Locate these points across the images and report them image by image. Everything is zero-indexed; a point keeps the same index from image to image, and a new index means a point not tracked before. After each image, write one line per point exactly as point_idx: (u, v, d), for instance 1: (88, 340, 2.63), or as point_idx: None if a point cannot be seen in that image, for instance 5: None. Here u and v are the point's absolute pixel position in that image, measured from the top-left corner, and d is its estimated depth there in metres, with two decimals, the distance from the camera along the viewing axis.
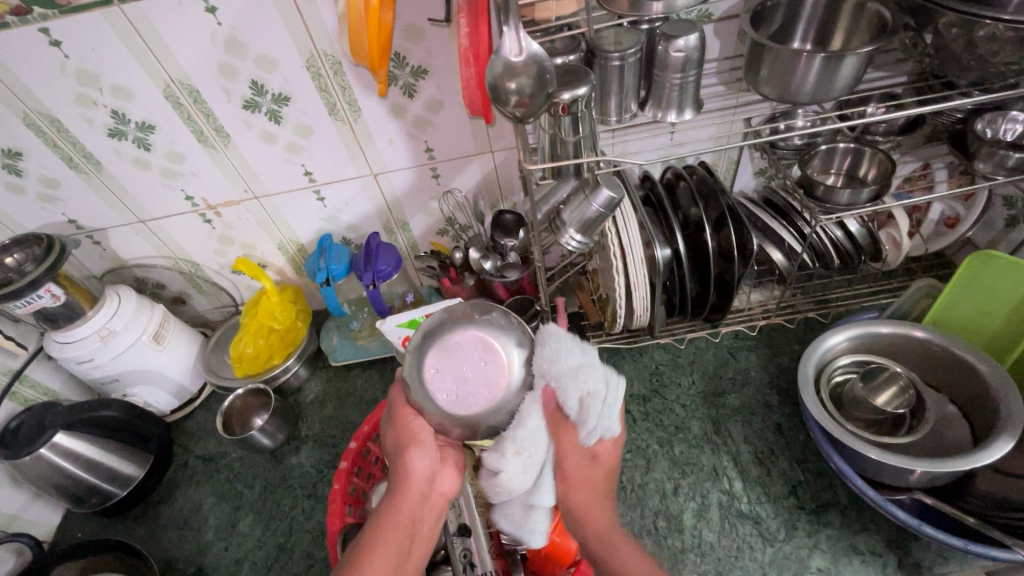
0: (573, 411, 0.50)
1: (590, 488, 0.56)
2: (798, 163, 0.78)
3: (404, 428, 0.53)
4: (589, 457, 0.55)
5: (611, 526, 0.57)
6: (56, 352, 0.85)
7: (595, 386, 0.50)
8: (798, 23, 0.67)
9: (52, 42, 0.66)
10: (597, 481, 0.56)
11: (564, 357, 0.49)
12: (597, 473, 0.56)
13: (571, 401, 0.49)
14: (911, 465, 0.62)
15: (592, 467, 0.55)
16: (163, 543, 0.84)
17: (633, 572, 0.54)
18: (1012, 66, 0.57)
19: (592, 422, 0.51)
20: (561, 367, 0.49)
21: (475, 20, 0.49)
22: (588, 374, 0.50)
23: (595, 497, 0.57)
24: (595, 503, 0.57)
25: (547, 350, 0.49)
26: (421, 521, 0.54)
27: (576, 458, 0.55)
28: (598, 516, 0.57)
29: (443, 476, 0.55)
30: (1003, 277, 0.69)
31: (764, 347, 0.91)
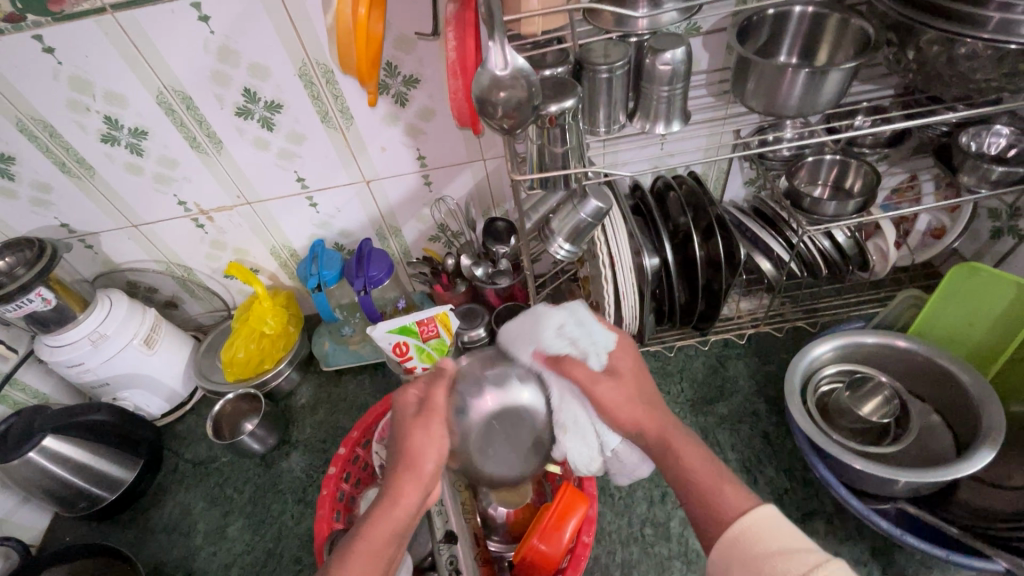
0: (564, 350, 0.55)
1: (632, 402, 0.54)
2: (786, 175, 0.79)
3: (427, 439, 0.52)
4: (613, 377, 0.55)
5: (669, 428, 0.53)
6: (47, 356, 0.85)
7: (560, 318, 0.56)
8: (784, 38, 0.68)
9: (45, 49, 0.66)
10: (635, 393, 0.55)
11: (531, 321, 0.56)
12: (630, 387, 0.55)
13: (550, 336, 0.55)
14: (894, 475, 0.63)
15: (621, 383, 0.55)
16: (151, 547, 0.84)
17: (701, 470, 0.50)
18: (991, 82, 0.58)
19: (587, 346, 0.55)
20: (529, 328, 0.57)
21: (463, 34, 0.50)
22: (555, 317, 0.56)
23: (641, 408, 0.54)
24: (641, 412, 0.54)
25: (513, 334, 0.59)
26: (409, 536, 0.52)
27: (601, 383, 0.54)
28: (650, 423, 0.54)
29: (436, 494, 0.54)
30: (984, 289, 0.70)
31: (752, 355, 0.91)
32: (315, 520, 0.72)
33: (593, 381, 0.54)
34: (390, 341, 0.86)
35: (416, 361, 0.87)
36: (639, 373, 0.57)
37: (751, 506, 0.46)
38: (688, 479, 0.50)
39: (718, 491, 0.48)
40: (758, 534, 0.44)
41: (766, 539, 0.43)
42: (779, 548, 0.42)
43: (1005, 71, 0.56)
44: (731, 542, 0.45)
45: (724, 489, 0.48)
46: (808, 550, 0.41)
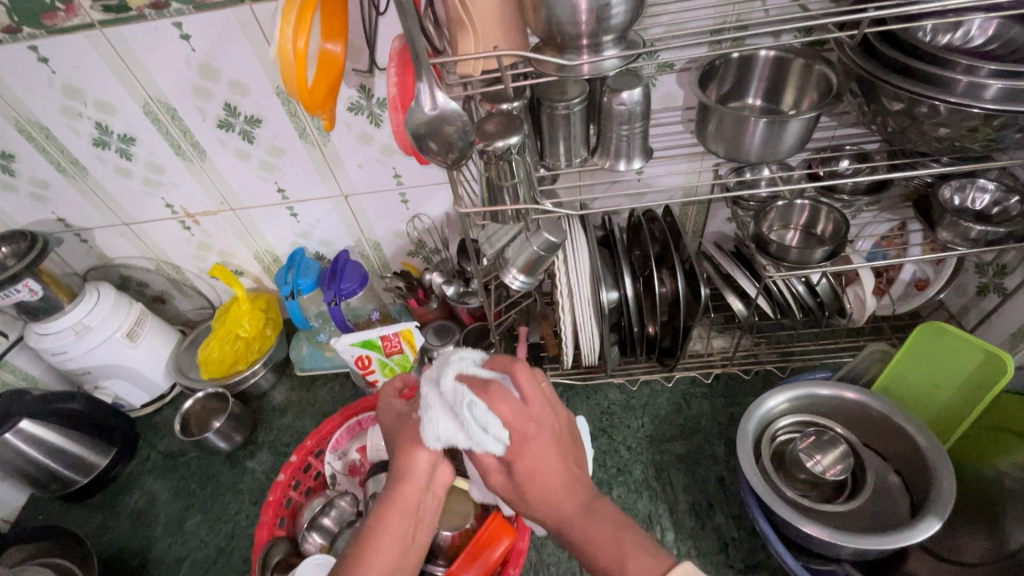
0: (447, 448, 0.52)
1: (527, 496, 0.50)
2: (755, 219, 0.77)
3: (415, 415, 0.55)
4: (506, 471, 0.50)
5: (570, 517, 0.49)
6: (35, 342, 0.89)
7: (439, 426, 0.51)
8: (751, 80, 0.67)
9: (40, 59, 0.71)
10: (536, 487, 0.49)
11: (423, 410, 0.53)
12: (529, 484, 0.49)
13: (430, 443, 0.52)
14: (836, 539, 0.60)
15: (518, 477, 0.49)
16: (114, 534, 0.87)
17: (605, 544, 0.47)
18: (956, 141, 0.56)
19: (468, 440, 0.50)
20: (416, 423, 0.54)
21: (403, 73, 0.56)
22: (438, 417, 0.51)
23: (543, 500, 0.49)
24: (544, 506, 0.49)
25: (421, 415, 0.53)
26: (422, 512, 0.52)
27: (497, 473, 0.51)
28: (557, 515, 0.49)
29: (442, 468, 0.53)
30: (951, 350, 0.68)
31: (718, 396, 0.89)
32: (257, 524, 0.74)
33: (488, 471, 0.51)
34: (352, 354, 0.88)
35: (378, 373, 0.91)
36: (547, 458, 0.50)
37: (656, 570, 0.45)
38: (595, 558, 0.48)
39: (624, 569, 0.46)
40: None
41: None
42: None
43: (968, 130, 0.54)
44: None
45: (629, 564, 0.46)
46: None
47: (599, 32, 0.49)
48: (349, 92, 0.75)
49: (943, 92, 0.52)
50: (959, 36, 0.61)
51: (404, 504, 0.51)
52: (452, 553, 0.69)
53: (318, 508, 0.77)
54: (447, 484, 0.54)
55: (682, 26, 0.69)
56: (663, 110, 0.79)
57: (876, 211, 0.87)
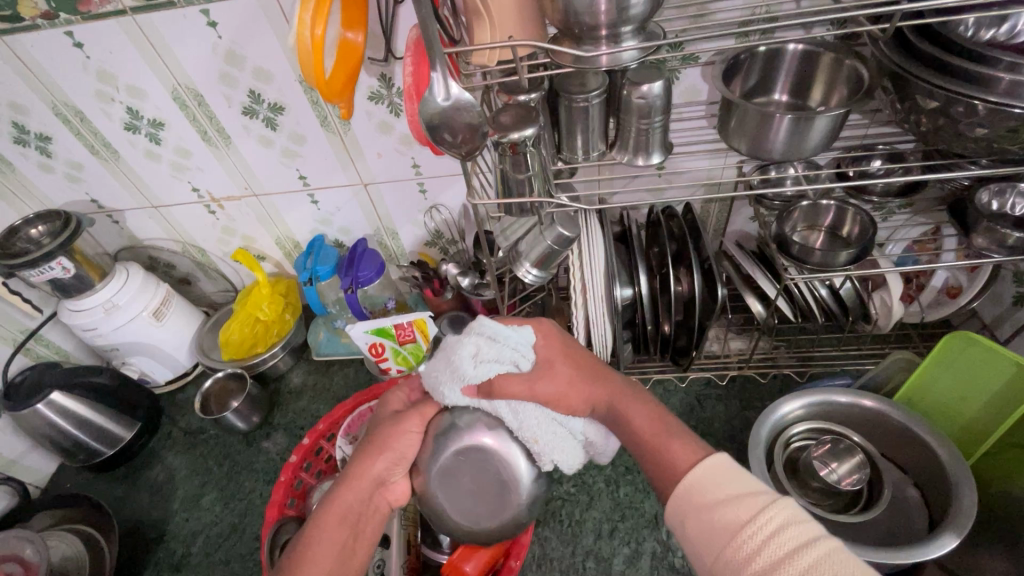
0: (490, 374, 0.55)
1: (570, 383, 0.57)
2: (778, 218, 0.74)
3: (403, 432, 0.57)
4: (545, 370, 0.57)
5: (615, 394, 0.57)
6: (67, 318, 0.93)
7: (469, 345, 0.55)
8: (777, 74, 0.66)
9: (75, 44, 0.73)
10: (571, 378, 0.57)
11: (440, 374, 0.57)
12: (566, 370, 0.58)
13: (470, 368, 0.55)
14: (848, 551, 0.58)
15: (553, 371, 0.57)
16: (135, 505, 0.91)
17: (648, 430, 0.53)
18: (995, 143, 0.53)
19: (505, 352, 0.56)
20: (444, 366, 0.56)
21: (418, 64, 0.59)
22: (463, 343, 0.56)
23: (587, 389, 0.57)
24: (592, 390, 0.57)
25: (433, 376, 0.58)
26: (364, 525, 0.54)
27: (538, 382, 0.56)
28: (599, 395, 0.58)
29: (396, 486, 0.57)
30: (981, 362, 0.65)
31: (733, 399, 0.88)
32: (268, 503, 0.77)
33: (539, 382, 0.56)
34: (366, 341, 0.90)
35: (391, 361, 0.93)
36: (571, 354, 0.59)
37: (694, 455, 0.48)
38: (640, 438, 0.54)
39: (666, 446, 0.50)
40: (706, 484, 0.45)
41: (716, 489, 0.44)
42: (726, 496, 0.43)
43: (1007, 131, 0.51)
44: (684, 495, 0.46)
45: (671, 445, 0.50)
46: (755, 494, 0.42)
47: (618, 23, 0.48)
48: (370, 80, 0.75)
49: (983, 91, 0.50)
50: (1003, 31, 0.58)
51: (345, 511, 0.53)
52: (458, 544, 0.72)
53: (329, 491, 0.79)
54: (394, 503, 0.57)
55: (708, 18, 0.67)
56: (687, 104, 0.77)
57: (909, 214, 0.84)
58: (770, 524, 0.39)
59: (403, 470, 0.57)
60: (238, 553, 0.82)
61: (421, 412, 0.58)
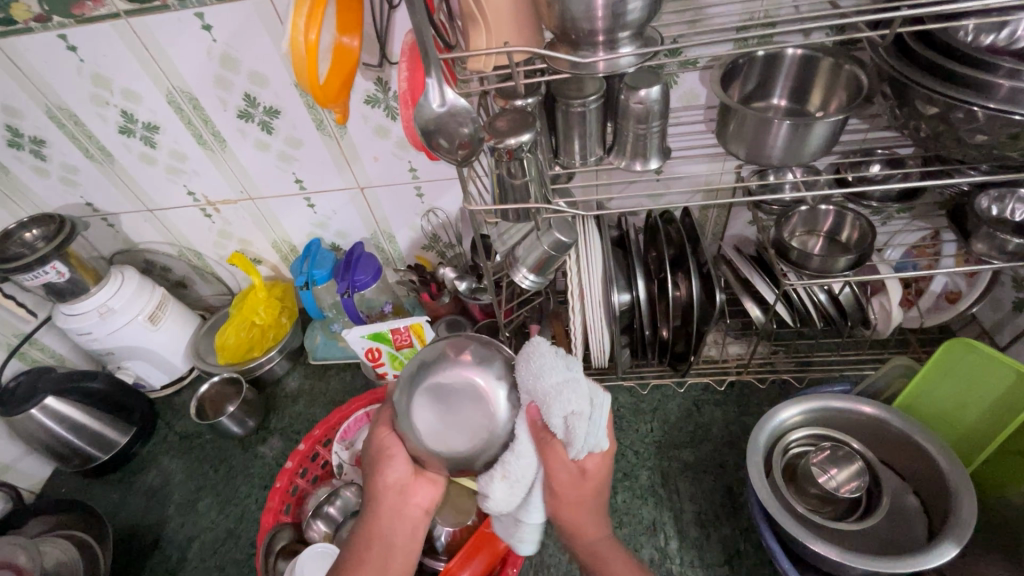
0: (558, 432, 0.47)
1: (581, 501, 0.54)
2: (776, 223, 0.74)
3: (388, 437, 0.53)
4: (579, 474, 0.52)
5: (603, 537, 0.59)
6: (62, 322, 0.93)
7: (580, 407, 0.46)
8: (775, 79, 0.65)
9: (69, 47, 0.73)
10: (584, 495, 0.54)
11: (545, 373, 0.46)
12: (587, 489, 0.54)
13: (555, 423, 0.46)
14: (846, 559, 0.58)
15: (581, 484, 0.53)
16: (130, 510, 0.90)
17: (625, 575, 0.57)
18: (994, 149, 0.53)
19: (579, 441, 0.48)
20: (542, 384, 0.46)
21: (414, 68, 0.58)
22: (576, 389, 0.46)
23: (588, 518, 0.57)
24: (587, 522, 0.57)
25: (531, 367, 0.47)
26: (397, 534, 0.53)
27: (568, 475, 0.51)
28: (590, 530, 0.58)
29: (416, 490, 0.53)
30: (981, 370, 0.65)
31: (731, 404, 0.87)
32: (264, 509, 0.76)
33: (562, 473, 0.51)
34: (363, 346, 0.90)
35: (388, 366, 0.93)
36: (603, 477, 0.54)
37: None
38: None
39: None
40: None
41: None
42: None
43: (1008, 137, 0.51)
44: None
45: None
46: None
47: (614, 29, 0.47)
48: (366, 85, 0.74)
49: (982, 98, 0.49)
50: (1004, 36, 0.58)
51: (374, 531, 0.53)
52: (453, 550, 0.72)
53: (324, 497, 0.79)
54: (428, 501, 0.54)
55: (706, 22, 0.67)
56: (685, 108, 0.77)
57: (908, 219, 0.84)
58: None
59: (409, 470, 0.52)
60: (233, 559, 0.82)
61: (385, 417, 0.54)
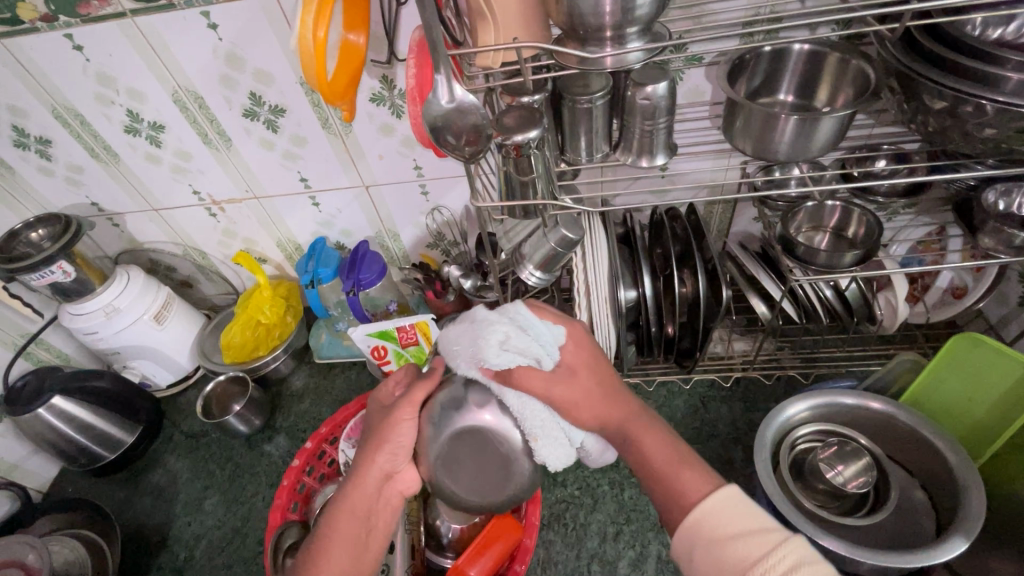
0: (506, 363, 0.50)
1: (593, 396, 0.54)
2: (782, 219, 0.74)
3: (398, 423, 0.53)
4: (567, 373, 0.53)
5: (628, 417, 0.56)
6: (67, 322, 0.93)
7: (500, 329, 0.51)
8: (782, 75, 0.65)
9: (75, 47, 0.73)
10: (588, 388, 0.54)
11: (461, 341, 0.53)
12: (587, 382, 0.55)
13: (493, 356, 0.50)
14: (854, 554, 0.58)
15: (576, 380, 0.54)
16: (137, 509, 0.90)
17: (661, 458, 0.53)
18: (1002, 143, 0.53)
19: (530, 347, 0.52)
20: (468, 344, 0.52)
21: (422, 65, 0.58)
22: (490, 325, 0.52)
23: (606, 409, 0.55)
24: (606, 409, 0.55)
25: (455, 343, 0.53)
26: (376, 518, 0.54)
27: (555, 384, 0.51)
28: (611, 416, 0.55)
29: (405, 478, 0.54)
30: (989, 365, 0.65)
31: (737, 400, 0.87)
32: (271, 507, 0.77)
33: (552, 387, 0.51)
34: (369, 344, 0.90)
35: (393, 364, 0.93)
36: (595, 366, 0.57)
37: (707, 490, 0.49)
38: (651, 468, 0.53)
39: (679, 474, 0.51)
40: (713, 518, 0.47)
41: (725, 521, 0.46)
42: (737, 529, 0.45)
43: (1016, 131, 0.51)
44: (692, 526, 0.47)
45: (684, 473, 0.51)
46: (768, 529, 0.44)
47: (623, 24, 0.47)
48: (371, 82, 0.74)
49: (991, 91, 0.49)
50: (1010, 30, 0.58)
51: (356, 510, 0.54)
52: (461, 546, 0.72)
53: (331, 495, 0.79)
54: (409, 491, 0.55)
55: (711, 18, 0.67)
56: (690, 104, 0.77)
57: (913, 214, 0.84)
58: (784, 562, 0.41)
59: (405, 458, 0.54)
60: (241, 557, 0.82)
61: (410, 401, 0.53)
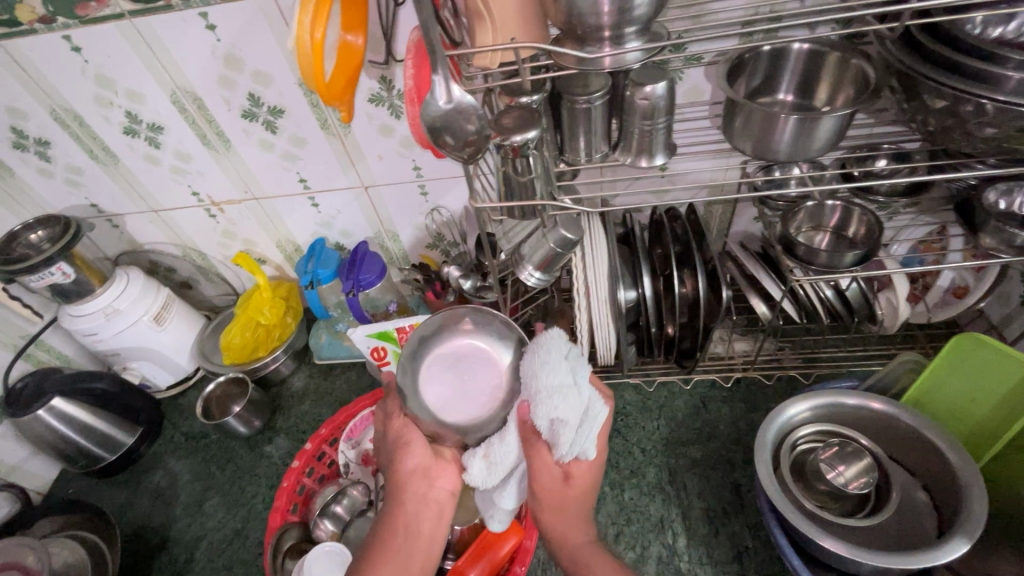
0: (543, 430, 0.51)
1: (565, 507, 0.57)
2: (782, 219, 0.74)
3: (405, 426, 0.56)
4: (563, 475, 0.56)
5: (583, 541, 0.58)
6: (67, 323, 0.93)
7: (568, 412, 0.50)
8: (782, 74, 0.65)
9: (74, 49, 0.73)
10: (573, 499, 0.57)
11: (546, 372, 0.49)
12: (570, 494, 0.57)
13: (540, 418, 0.50)
14: (857, 556, 0.58)
15: (565, 489, 0.57)
16: (137, 511, 0.90)
17: None
18: (1004, 142, 0.53)
19: (564, 444, 0.51)
20: (536, 381, 0.49)
21: (420, 66, 0.58)
22: (568, 397, 0.50)
23: (572, 527, 0.58)
24: (567, 525, 0.58)
25: (539, 357, 0.50)
26: (422, 520, 0.55)
27: (549, 472, 0.55)
28: (569, 532, 0.58)
29: (440, 473, 0.55)
30: (993, 365, 0.65)
31: (738, 401, 0.87)
32: (271, 509, 0.76)
33: (542, 469, 0.55)
34: (369, 345, 0.90)
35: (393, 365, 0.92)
36: (589, 484, 0.58)
37: None
38: None
39: None
40: None
41: None
42: None
43: (1017, 130, 0.51)
44: None
45: None
46: None
47: (621, 24, 0.47)
48: (370, 83, 0.74)
49: (992, 91, 0.49)
50: (1012, 28, 0.58)
51: (403, 520, 0.55)
52: (461, 548, 0.71)
53: (331, 496, 0.79)
54: (450, 486, 0.56)
55: (711, 17, 0.67)
56: (690, 104, 0.77)
57: (914, 214, 0.83)
58: None
59: (428, 459, 0.55)
60: (241, 559, 0.82)
61: (399, 407, 0.57)
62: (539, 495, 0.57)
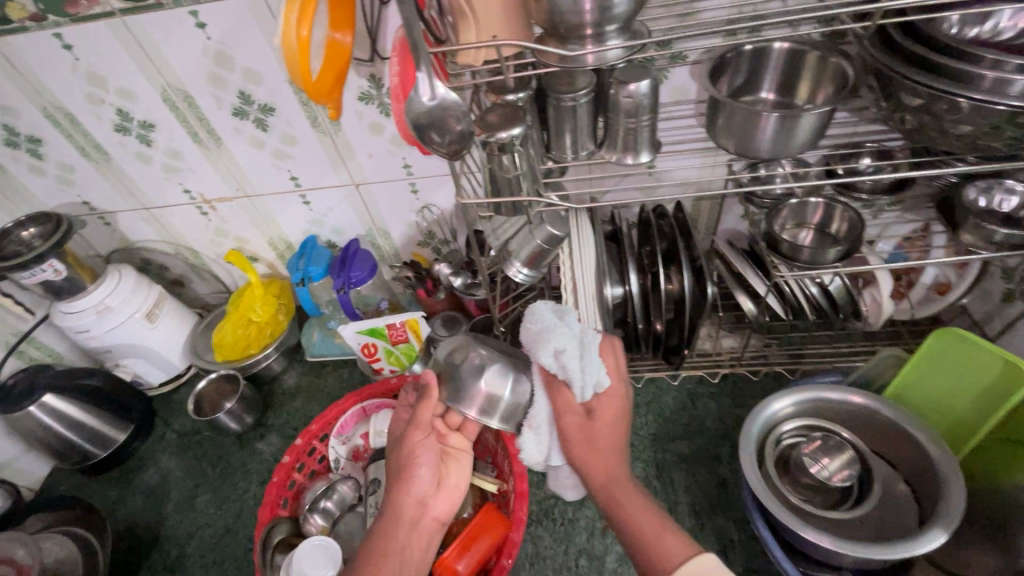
0: (554, 369, 0.58)
1: (597, 442, 0.58)
2: (767, 217, 0.75)
3: (421, 445, 0.57)
4: (583, 413, 0.59)
5: (618, 478, 0.57)
6: (59, 321, 0.93)
7: (565, 344, 0.56)
8: (765, 73, 0.66)
9: (64, 46, 0.73)
10: (601, 434, 0.58)
11: (533, 321, 0.59)
12: (600, 429, 0.58)
13: (545, 356, 0.57)
14: (838, 547, 0.59)
15: (588, 422, 0.59)
16: (129, 508, 0.91)
17: (645, 525, 0.52)
18: (979, 140, 0.54)
19: (575, 375, 0.57)
20: (532, 334, 0.59)
21: (405, 64, 0.59)
22: (564, 336, 0.57)
23: (605, 460, 0.57)
24: (600, 460, 0.58)
25: (530, 317, 0.60)
26: (412, 544, 0.54)
27: (571, 413, 0.59)
28: (601, 470, 0.57)
29: (437, 501, 0.57)
30: (970, 360, 0.66)
31: (725, 397, 0.88)
32: (260, 503, 0.76)
33: (565, 411, 0.59)
34: (359, 341, 0.91)
35: (383, 362, 0.93)
36: (617, 417, 0.59)
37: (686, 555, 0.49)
38: (629, 529, 0.53)
39: (661, 537, 0.51)
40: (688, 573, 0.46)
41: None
42: None
43: (990, 128, 0.52)
44: None
45: (666, 536, 0.51)
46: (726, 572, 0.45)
47: (602, 22, 0.48)
48: (359, 81, 0.75)
49: (966, 90, 0.50)
50: (987, 28, 0.59)
51: (393, 539, 0.54)
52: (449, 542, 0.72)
53: (321, 491, 0.80)
54: (442, 515, 0.57)
55: (695, 16, 0.68)
56: (676, 103, 0.78)
57: (898, 212, 0.84)
58: None
59: (433, 484, 0.57)
60: (232, 554, 0.82)
61: (420, 424, 0.58)
62: (566, 434, 0.60)
